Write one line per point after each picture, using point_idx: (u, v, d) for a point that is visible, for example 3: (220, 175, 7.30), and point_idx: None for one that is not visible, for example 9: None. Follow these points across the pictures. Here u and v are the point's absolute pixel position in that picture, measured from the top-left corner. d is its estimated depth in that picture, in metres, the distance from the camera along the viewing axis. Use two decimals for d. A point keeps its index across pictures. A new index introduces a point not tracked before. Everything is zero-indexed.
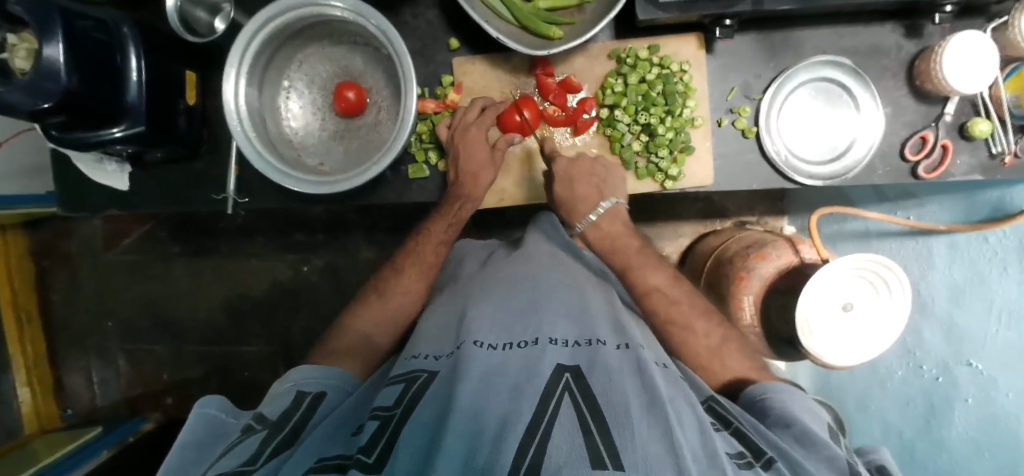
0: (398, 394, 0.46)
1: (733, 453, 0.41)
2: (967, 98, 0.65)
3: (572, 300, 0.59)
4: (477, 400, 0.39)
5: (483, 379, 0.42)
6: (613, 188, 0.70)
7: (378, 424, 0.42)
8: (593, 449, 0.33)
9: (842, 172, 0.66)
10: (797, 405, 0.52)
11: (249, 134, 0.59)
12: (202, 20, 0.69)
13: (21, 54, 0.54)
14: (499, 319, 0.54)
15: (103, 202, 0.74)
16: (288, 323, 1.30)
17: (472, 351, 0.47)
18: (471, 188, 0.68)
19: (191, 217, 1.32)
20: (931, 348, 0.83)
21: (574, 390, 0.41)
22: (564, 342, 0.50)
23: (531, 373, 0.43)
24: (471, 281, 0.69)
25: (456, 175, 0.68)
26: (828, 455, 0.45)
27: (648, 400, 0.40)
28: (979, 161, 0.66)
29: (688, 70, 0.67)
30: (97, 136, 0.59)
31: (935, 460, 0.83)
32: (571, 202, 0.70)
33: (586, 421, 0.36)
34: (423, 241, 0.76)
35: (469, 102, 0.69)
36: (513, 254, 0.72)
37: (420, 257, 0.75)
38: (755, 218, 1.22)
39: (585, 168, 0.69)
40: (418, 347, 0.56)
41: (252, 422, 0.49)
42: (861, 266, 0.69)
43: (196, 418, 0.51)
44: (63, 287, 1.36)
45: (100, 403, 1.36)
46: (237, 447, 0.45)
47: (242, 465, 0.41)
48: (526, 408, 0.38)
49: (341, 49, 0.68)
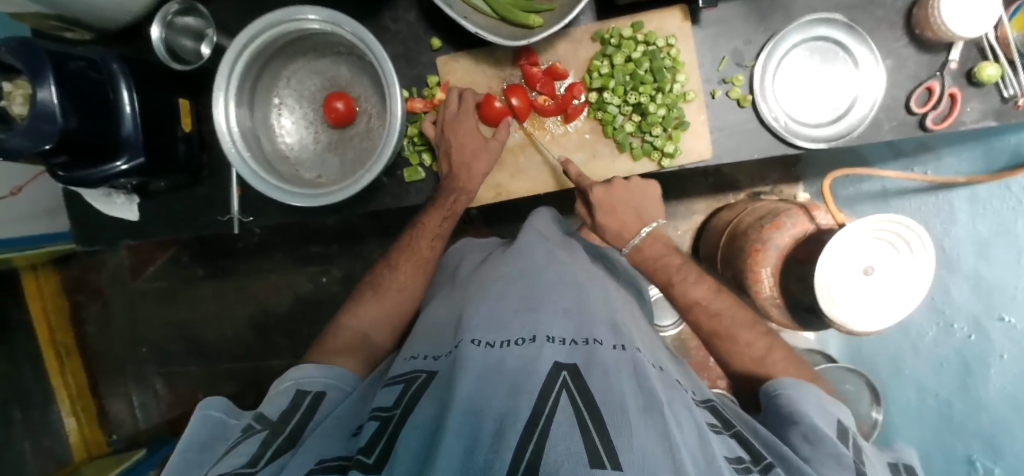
0: (398, 393, 0.47)
1: (733, 458, 0.41)
2: (972, 43, 0.62)
3: (569, 296, 0.59)
4: (477, 397, 0.39)
5: (481, 376, 0.42)
6: (653, 210, 0.70)
7: (377, 423, 0.43)
8: (591, 448, 0.33)
9: (846, 132, 0.64)
10: (814, 403, 0.52)
11: (244, 155, 0.60)
12: (189, 48, 0.71)
13: (18, 100, 0.56)
14: (495, 315, 0.53)
15: (119, 234, 0.77)
16: (312, 334, 1.33)
17: (469, 350, 0.47)
18: (465, 182, 0.68)
19: (209, 240, 1.35)
20: (960, 304, 0.80)
21: (571, 388, 0.41)
22: (561, 340, 0.49)
23: (529, 371, 0.43)
24: (468, 281, 0.69)
25: (449, 167, 0.68)
26: (830, 453, 0.45)
27: (645, 403, 0.41)
28: (991, 106, 0.63)
29: (675, 43, 0.65)
30: (101, 172, 0.61)
31: (973, 420, 0.80)
32: (613, 227, 0.69)
33: (584, 419, 0.36)
34: (418, 235, 0.75)
35: (448, 94, 0.69)
36: (510, 251, 0.73)
37: (414, 250, 0.76)
38: (769, 187, 1.19)
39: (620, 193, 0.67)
40: (416, 348, 0.57)
41: (253, 423, 0.50)
42: (883, 228, 0.67)
43: (198, 421, 0.51)
44: (96, 319, 1.41)
45: (143, 427, 1.40)
46: (238, 446, 0.46)
47: (242, 467, 0.42)
48: (525, 405, 0.38)
49: (326, 61, 0.68)
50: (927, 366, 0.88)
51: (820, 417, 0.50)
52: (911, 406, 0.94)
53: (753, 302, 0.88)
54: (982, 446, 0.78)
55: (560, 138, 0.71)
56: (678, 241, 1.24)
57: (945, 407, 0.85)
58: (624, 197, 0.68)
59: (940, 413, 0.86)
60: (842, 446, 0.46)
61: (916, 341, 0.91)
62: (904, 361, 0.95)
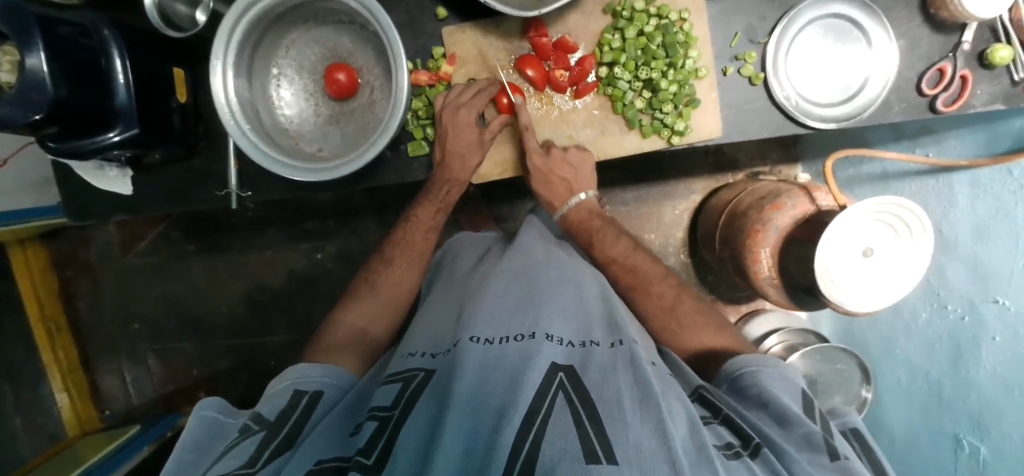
0: (397, 392, 0.46)
1: (721, 444, 0.42)
2: (986, 24, 0.62)
3: (568, 294, 0.59)
4: (475, 394, 0.39)
5: (481, 372, 0.42)
6: (586, 185, 0.73)
7: (375, 424, 0.42)
8: (587, 444, 0.33)
9: (857, 113, 0.63)
10: (779, 380, 0.51)
11: (243, 127, 0.59)
12: (184, 14, 0.68)
13: (3, 66, 0.53)
14: (496, 314, 0.53)
15: (110, 207, 0.75)
16: (307, 311, 1.32)
17: (469, 347, 0.46)
18: (457, 173, 0.69)
19: (201, 215, 1.33)
20: (954, 287, 0.81)
21: (568, 388, 0.41)
22: (559, 339, 0.49)
23: (526, 366, 0.43)
24: (467, 280, 0.68)
25: (443, 157, 0.68)
26: (802, 434, 0.44)
27: (640, 395, 0.40)
28: (1000, 89, 0.62)
29: (688, 18, 0.64)
30: (93, 143, 0.59)
31: (961, 400, 0.81)
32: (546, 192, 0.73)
33: (580, 417, 0.37)
34: (413, 229, 0.77)
35: (478, 83, 0.68)
36: (508, 249, 0.71)
37: (411, 241, 0.76)
38: (769, 167, 1.19)
39: (558, 166, 0.69)
40: (414, 344, 0.56)
41: (251, 423, 0.49)
42: (883, 210, 0.67)
43: (195, 421, 0.51)
44: (87, 294, 1.39)
45: (136, 402, 1.40)
46: (235, 448, 0.45)
47: (240, 468, 0.42)
48: (522, 399, 0.38)
49: (326, 30, 0.66)
50: (918, 348, 0.90)
51: (786, 394, 0.49)
52: (901, 384, 0.96)
53: (751, 283, 0.89)
54: (967, 423, 0.80)
55: (568, 114, 0.69)
56: (675, 220, 1.23)
57: (934, 388, 0.87)
58: (562, 172, 0.70)
59: (930, 395, 0.88)
60: (811, 423, 0.45)
61: (909, 323, 0.92)
62: (897, 341, 0.96)
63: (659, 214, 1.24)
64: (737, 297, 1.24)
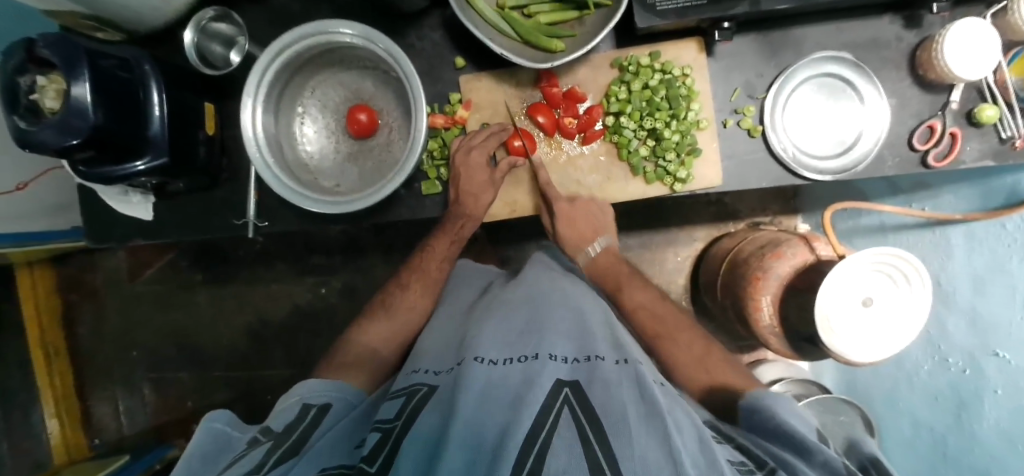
0: (399, 407, 0.47)
1: (736, 461, 0.41)
2: (972, 85, 0.65)
3: (573, 320, 0.59)
4: (478, 412, 0.40)
5: (483, 392, 0.43)
6: (607, 227, 0.75)
7: (380, 435, 0.43)
8: (593, 459, 0.34)
9: (851, 166, 0.66)
10: (793, 411, 0.52)
11: (267, 160, 0.62)
12: (218, 54, 0.73)
13: (50, 94, 0.55)
14: (500, 339, 0.54)
15: (129, 233, 0.77)
16: (308, 345, 1.32)
17: (473, 366, 0.47)
18: (470, 209, 0.71)
19: (210, 245, 1.35)
20: (956, 339, 0.82)
21: (573, 403, 0.41)
22: (563, 359, 0.50)
23: (531, 385, 0.43)
24: (472, 308, 0.68)
25: (457, 196, 0.71)
26: (822, 461, 0.45)
27: (645, 410, 0.41)
28: (989, 146, 0.65)
29: (690, 74, 0.68)
30: (120, 170, 0.62)
31: (968, 455, 0.80)
32: (572, 238, 0.75)
33: (584, 430, 0.37)
34: (428, 258, 0.79)
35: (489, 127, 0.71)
36: (512, 281, 0.73)
37: (424, 271, 0.78)
38: (769, 217, 1.22)
39: (581, 210, 0.72)
40: (418, 363, 0.57)
41: (258, 435, 0.49)
42: (881, 260, 0.69)
43: (203, 434, 0.50)
44: (89, 319, 1.39)
45: (127, 432, 1.37)
46: (242, 458, 0.45)
47: (247, 473, 0.42)
48: (526, 416, 0.38)
49: (351, 74, 0.70)
50: (921, 400, 0.90)
51: (803, 424, 0.50)
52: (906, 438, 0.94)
53: (753, 330, 0.89)
54: None
55: (575, 158, 0.73)
56: (678, 267, 1.25)
57: (938, 444, 0.86)
58: (585, 215, 0.73)
59: (932, 450, 0.87)
60: (830, 451, 0.45)
61: (910, 375, 0.92)
62: (900, 392, 0.95)
63: (661, 260, 1.26)
64: (740, 346, 1.24)
